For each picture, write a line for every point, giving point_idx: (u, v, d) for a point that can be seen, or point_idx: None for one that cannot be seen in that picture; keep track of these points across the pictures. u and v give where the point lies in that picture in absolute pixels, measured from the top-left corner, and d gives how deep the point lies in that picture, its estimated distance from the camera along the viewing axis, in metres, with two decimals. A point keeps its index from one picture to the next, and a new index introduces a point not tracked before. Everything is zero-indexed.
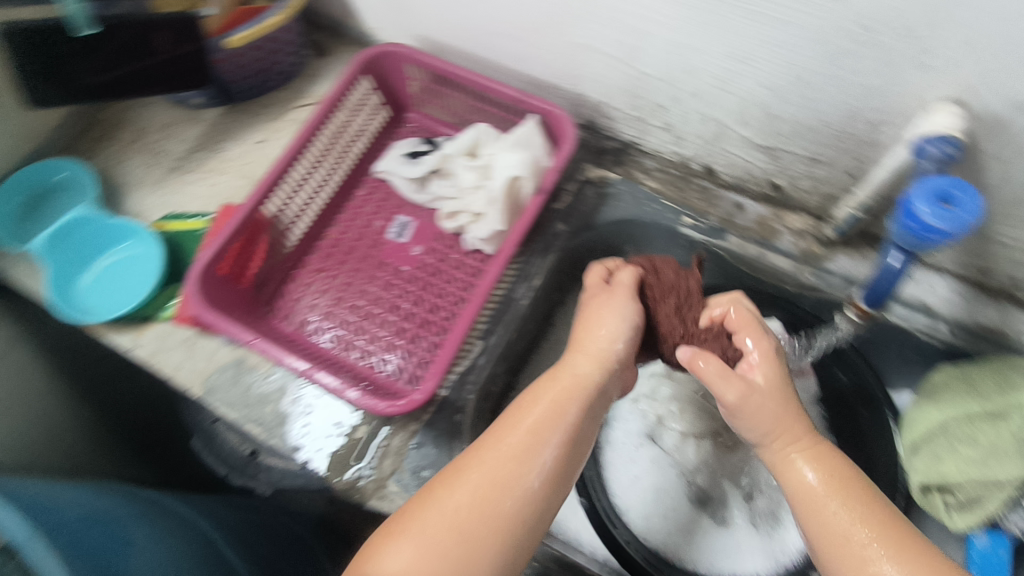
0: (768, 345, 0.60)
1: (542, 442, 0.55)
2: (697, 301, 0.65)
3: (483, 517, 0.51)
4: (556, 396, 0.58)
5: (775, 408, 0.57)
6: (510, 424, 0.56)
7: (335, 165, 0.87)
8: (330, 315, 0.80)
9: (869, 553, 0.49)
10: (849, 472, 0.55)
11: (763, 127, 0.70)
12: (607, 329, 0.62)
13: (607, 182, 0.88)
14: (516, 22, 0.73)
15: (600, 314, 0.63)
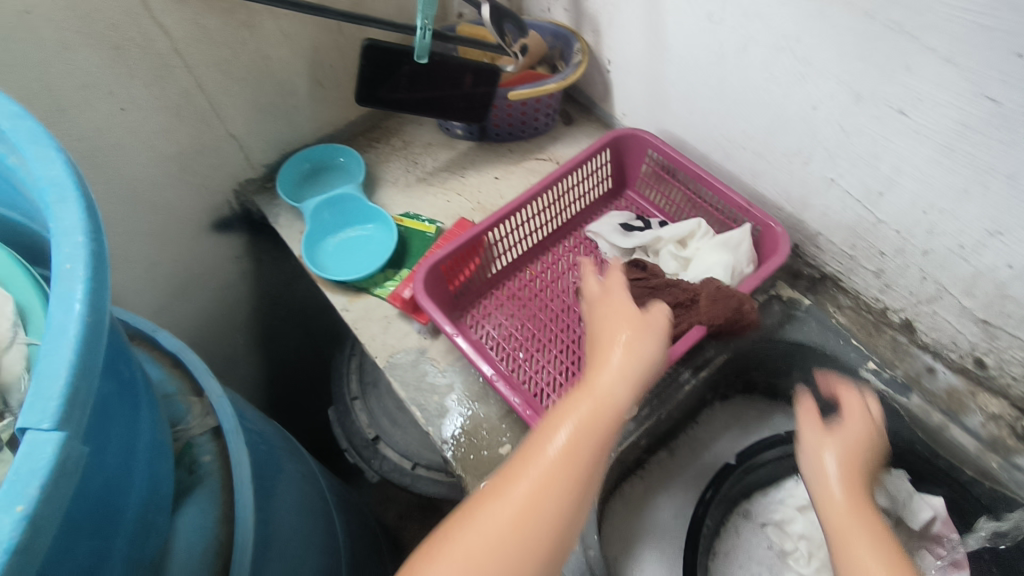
0: (850, 414, 0.69)
1: (574, 463, 0.52)
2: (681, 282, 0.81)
3: (517, 546, 0.48)
4: (585, 413, 0.55)
5: (844, 449, 0.65)
6: (543, 442, 0.54)
7: (555, 216, 0.98)
8: (511, 338, 0.87)
9: None
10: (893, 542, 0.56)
11: (988, 302, 0.71)
12: (645, 343, 0.62)
13: (798, 305, 0.90)
14: (782, 151, 0.83)
15: (635, 324, 0.64)
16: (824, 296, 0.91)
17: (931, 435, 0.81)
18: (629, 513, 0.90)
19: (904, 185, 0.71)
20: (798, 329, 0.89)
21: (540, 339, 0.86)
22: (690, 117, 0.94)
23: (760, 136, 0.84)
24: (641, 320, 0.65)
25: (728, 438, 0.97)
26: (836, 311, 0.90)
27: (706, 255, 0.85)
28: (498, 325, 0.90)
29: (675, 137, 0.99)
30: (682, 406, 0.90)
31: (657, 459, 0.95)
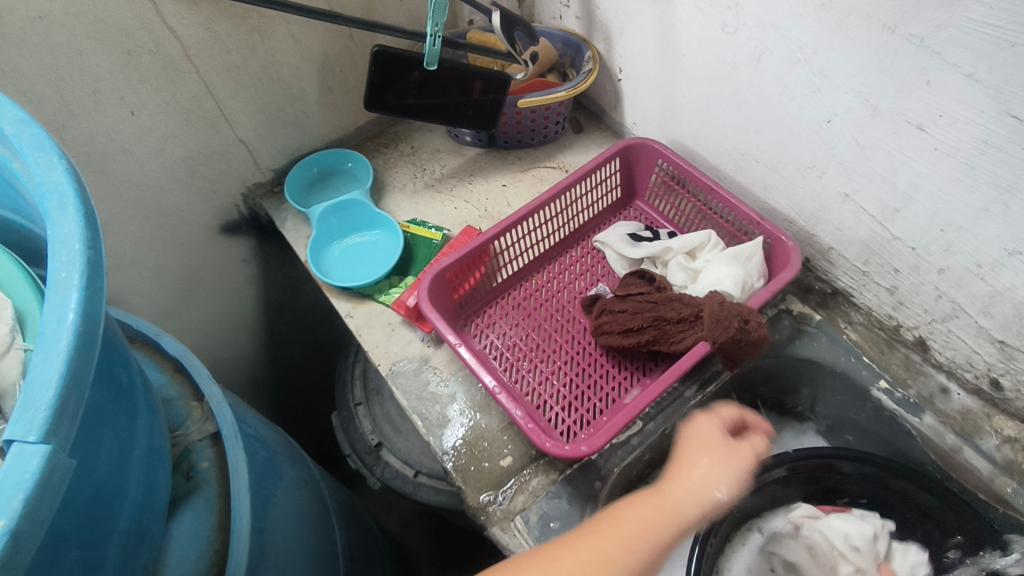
0: None
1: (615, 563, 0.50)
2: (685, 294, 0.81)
3: None
4: (641, 524, 0.53)
5: None
6: (596, 533, 0.52)
7: (562, 225, 0.97)
8: (515, 348, 0.86)
9: None
10: None
11: (1006, 323, 0.69)
12: (722, 468, 0.59)
13: (809, 320, 0.89)
14: (796, 164, 0.81)
15: (718, 444, 0.61)
16: (835, 311, 0.89)
17: (944, 457, 0.79)
18: None
19: (920, 201, 0.69)
20: (809, 344, 0.88)
21: (544, 350, 0.85)
22: (702, 127, 0.93)
23: (773, 148, 0.83)
24: (726, 447, 0.61)
25: None
26: (848, 327, 0.88)
27: (714, 269, 0.83)
28: (502, 336, 0.89)
29: (685, 147, 0.98)
30: None
31: None
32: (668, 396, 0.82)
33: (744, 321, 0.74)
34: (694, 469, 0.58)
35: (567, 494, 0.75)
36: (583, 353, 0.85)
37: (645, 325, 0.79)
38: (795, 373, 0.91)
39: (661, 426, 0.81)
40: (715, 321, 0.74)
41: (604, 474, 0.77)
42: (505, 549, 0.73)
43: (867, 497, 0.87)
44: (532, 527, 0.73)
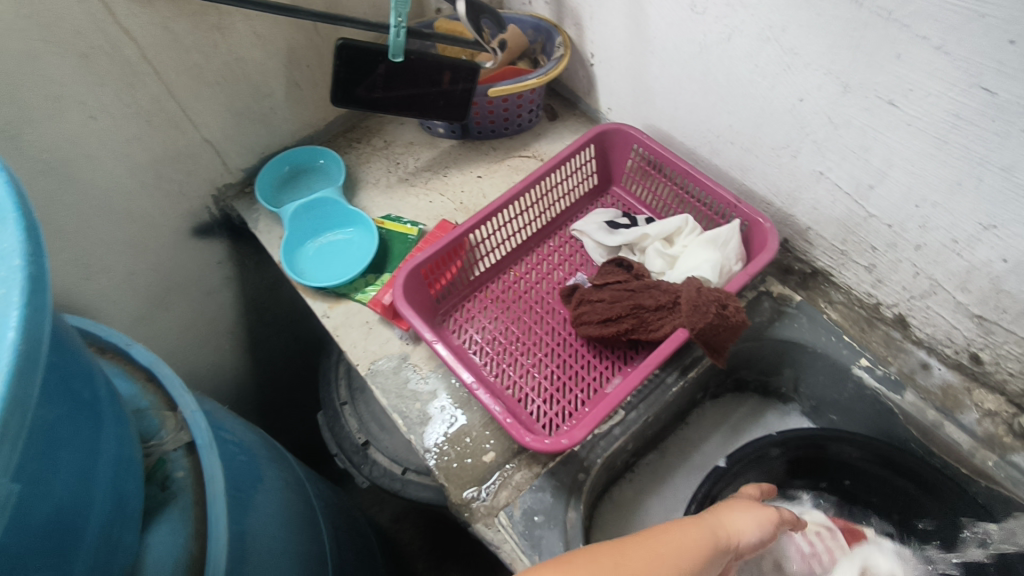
0: None
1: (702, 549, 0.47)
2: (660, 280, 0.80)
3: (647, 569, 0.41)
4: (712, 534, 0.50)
5: None
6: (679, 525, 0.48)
7: (538, 215, 0.95)
8: (494, 343, 0.85)
9: None
10: None
11: (984, 298, 0.69)
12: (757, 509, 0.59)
13: (789, 301, 0.89)
14: (771, 146, 0.80)
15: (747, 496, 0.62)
16: (815, 291, 0.88)
17: (926, 433, 0.79)
18: (619, 518, 0.88)
19: (896, 178, 0.69)
20: (789, 326, 0.87)
21: (523, 343, 0.84)
22: (677, 111, 0.91)
23: (748, 130, 0.82)
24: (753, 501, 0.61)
25: (719, 438, 0.96)
26: (828, 307, 0.88)
27: (690, 254, 0.82)
28: (480, 331, 0.88)
29: (661, 131, 0.97)
30: (673, 406, 0.88)
31: (648, 461, 0.93)
32: (649, 383, 0.81)
33: (720, 303, 0.73)
34: (739, 516, 0.56)
35: (550, 487, 0.75)
36: (564, 344, 0.84)
37: (624, 313, 0.78)
38: (777, 354, 0.91)
39: (643, 415, 0.80)
40: (692, 309, 0.73)
41: (587, 465, 0.77)
42: (490, 544, 0.73)
43: (850, 477, 0.88)
44: (516, 522, 0.73)
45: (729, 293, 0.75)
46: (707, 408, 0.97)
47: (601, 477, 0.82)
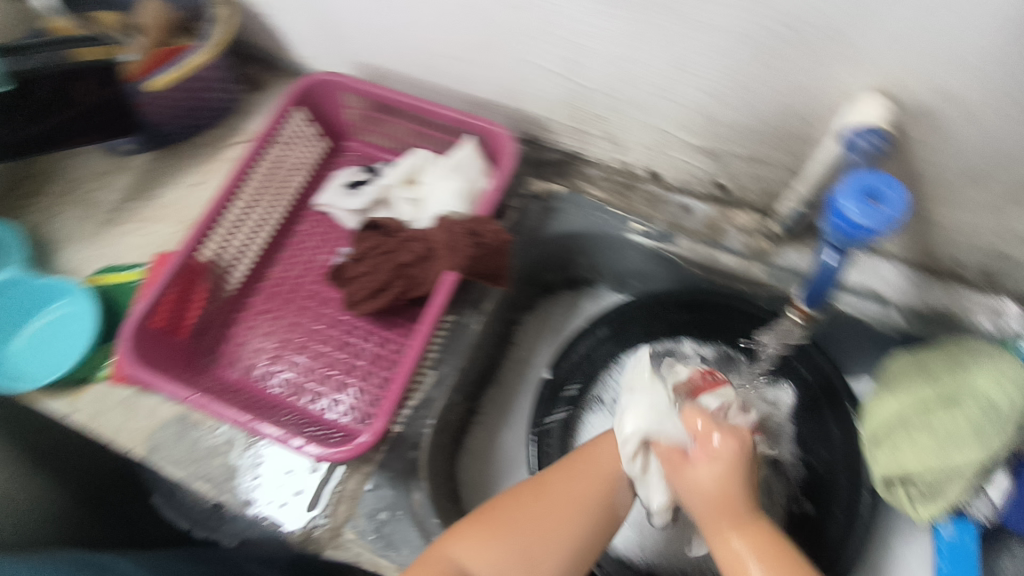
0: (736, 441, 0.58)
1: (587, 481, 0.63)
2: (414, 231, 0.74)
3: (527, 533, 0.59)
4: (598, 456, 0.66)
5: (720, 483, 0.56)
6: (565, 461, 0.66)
7: (273, 204, 0.84)
8: (275, 361, 0.77)
9: None
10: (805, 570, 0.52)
11: (704, 131, 0.71)
12: None
13: (554, 196, 0.85)
14: (470, 47, 0.75)
15: None
16: (574, 175, 0.86)
17: (706, 268, 0.82)
18: (478, 463, 0.89)
19: (587, 44, 0.66)
20: (561, 219, 0.85)
21: (306, 349, 0.78)
22: (372, 38, 0.82)
23: (445, 38, 0.75)
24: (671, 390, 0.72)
25: (547, 345, 0.96)
26: (590, 185, 0.85)
27: (435, 188, 0.76)
28: (257, 354, 0.78)
29: (370, 64, 0.87)
30: (488, 341, 0.85)
31: (489, 397, 0.92)
32: (449, 333, 0.78)
33: (475, 233, 0.69)
34: None
35: (387, 480, 0.72)
36: (347, 332, 0.78)
37: (390, 279, 0.72)
38: (565, 248, 0.89)
39: (455, 365, 0.78)
40: (450, 250, 0.69)
41: (416, 440, 0.74)
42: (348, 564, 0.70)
43: None
44: (364, 530, 0.69)
45: (483, 217, 0.71)
46: (527, 323, 0.96)
47: (440, 441, 0.79)
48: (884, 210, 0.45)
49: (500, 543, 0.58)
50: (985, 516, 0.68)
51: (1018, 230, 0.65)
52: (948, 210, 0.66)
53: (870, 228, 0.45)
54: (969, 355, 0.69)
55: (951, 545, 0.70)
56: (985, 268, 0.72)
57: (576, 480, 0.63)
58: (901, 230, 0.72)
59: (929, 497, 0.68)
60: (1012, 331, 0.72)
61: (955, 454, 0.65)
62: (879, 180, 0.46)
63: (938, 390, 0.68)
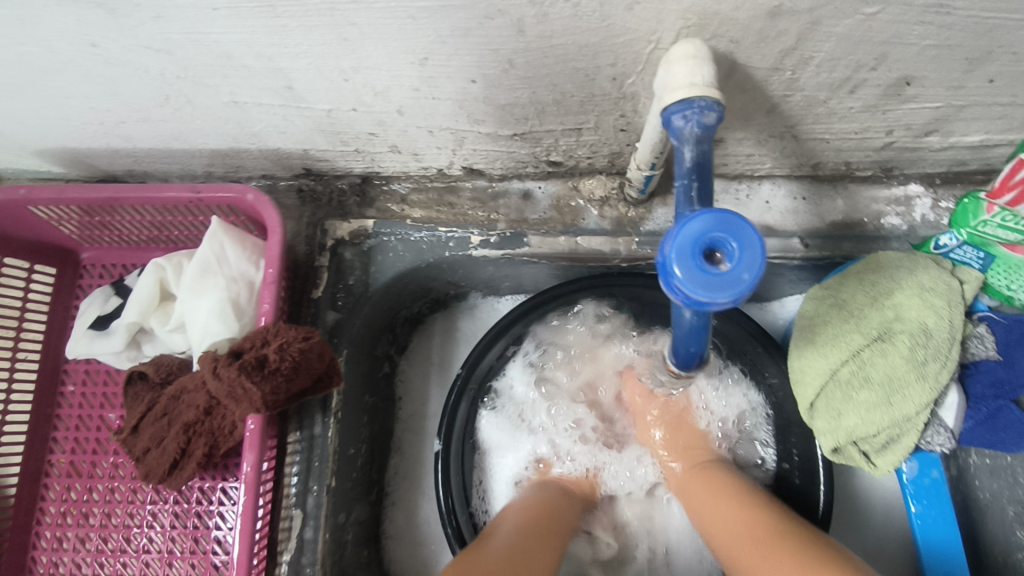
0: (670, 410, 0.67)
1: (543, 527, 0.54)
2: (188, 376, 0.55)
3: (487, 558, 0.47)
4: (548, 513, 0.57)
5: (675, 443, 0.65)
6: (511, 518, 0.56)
7: (12, 377, 0.63)
8: (101, 569, 0.61)
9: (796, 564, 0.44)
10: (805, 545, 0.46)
11: (501, 118, 0.53)
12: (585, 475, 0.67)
13: (364, 235, 0.66)
14: (152, 103, 0.53)
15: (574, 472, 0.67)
16: (380, 198, 0.68)
17: (575, 259, 0.66)
18: (411, 548, 0.75)
19: (291, 66, 0.46)
20: (383, 262, 0.66)
21: (135, 540, 0.61)
22: (29, 123, 0.58)
23: (114, 101, 0.53)
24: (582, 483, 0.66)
25: (438, 389, 0.80)
26: (405, 208, 0.67)
27: (192, 305, 0.56)
28: (76, 568, 0.62)
29: (56, 150, 0.63)
30: (360, 428, 0.69)
31: (394, 472, 0.77)
32: (301, 452, 0.62)
33: (263, 362, 0.52)
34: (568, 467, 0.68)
35: None
36: (177, 501, 0.62)
37: (185, 444, 0.55)
38: (406, 288, 0.70)
39: (322, 490, 0.62)
40: (233, 394, 0.51)
41: None
42: None
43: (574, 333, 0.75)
44: None
45: (266, 328, 0.53)
46: (407, 370, 0.80)
47: (345, 566, 0.65)
48: (738, 274, 0.29)
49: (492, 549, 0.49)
50: (944, 448, 0.58)
51: (905, 121, 0.51)
52: (823, 124, 0.52)
53: (726, 302, 0.29)
54: (882, 274, 0.58)
55: (915, 482, 0.60)
56: (881, 162, 0.59)
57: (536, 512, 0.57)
58: (775, 153, 0.57)
59: (887, 447, 0.58)
60: (920, 220, 0.62)
61: (901, 401, 0.56)
62: (718, 227, 0.29)
63: (866, 331, 0.56)
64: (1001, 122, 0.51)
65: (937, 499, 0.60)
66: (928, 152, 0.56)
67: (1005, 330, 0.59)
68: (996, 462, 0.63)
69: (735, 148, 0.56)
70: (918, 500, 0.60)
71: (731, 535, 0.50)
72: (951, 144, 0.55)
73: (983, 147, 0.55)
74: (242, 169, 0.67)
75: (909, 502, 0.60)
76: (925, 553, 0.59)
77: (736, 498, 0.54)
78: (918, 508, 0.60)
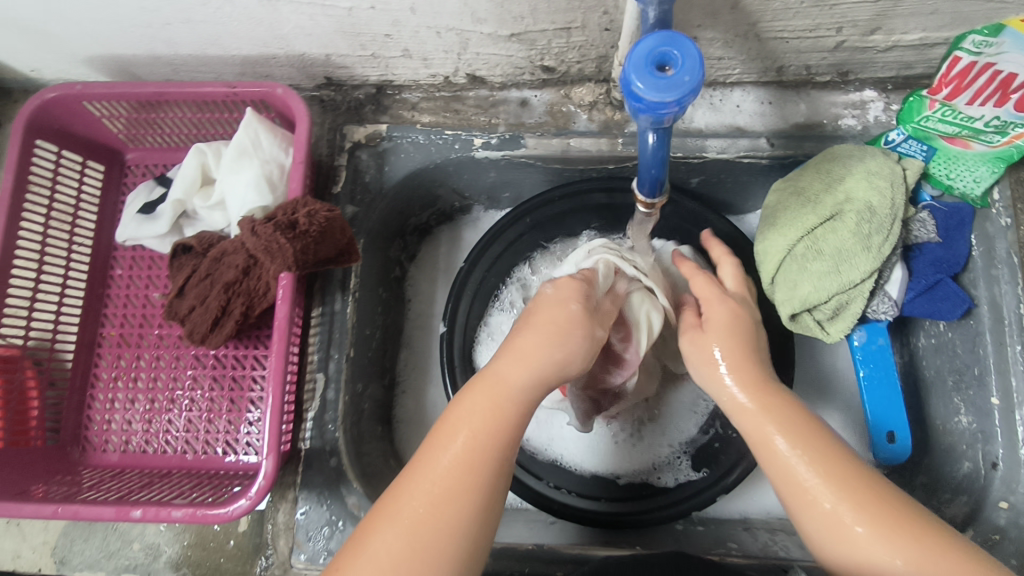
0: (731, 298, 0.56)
1: (481, 455, 0.45)
2: (224, 245, 0.63)
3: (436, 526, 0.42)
4: (489, 424, 0.46)
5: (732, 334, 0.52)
6: (445, 443, 0.45)
7: (69, 258, 0.72)
8: (150, 424, 0.70)
9: (834, 505, 0.42)
10: (860, 486, 0.43)
11: (500, 17, 0.61)
12: (556, 351, 0.49)
13: (379, 138, 0.74)
14: (197, 3, 0.61)
15: (546, 336, 0.49)
16: (393, 106, 0.76)
17: (566, 159, 0.73)
18: (418, 429, 0.83)
19: None
20: (395, 162, 0.74)
21: (179, 400, 0.70)
22: (85, 26, 0.66)
23: (163, 0, 0.61)
24: (554, 335, 0.50)
25: (444, 289, 0.88)
26: (415, 114, 0.75)
27: (230, 184, 0.65)
28: (126, 424, 0.70)
29: (105, 58, 0.71)
30: (374, 314, 0.77)
31: (403, 363, 0.85)
32: (321, 324, 0.70)
33: (294, 227, 0.60)
34: (535, 345, 0.49)
35: (315, 500, 0.66)
36: (215, 367, 0.70)
37: (225, 303, 0.63)
38: (416, 190, 0.78)
39: (342, 357, 0.70)
40: (269, 251, 0.60)
41: (332, 448, 0.68)
42: None
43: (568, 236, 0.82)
44: (315, 552, 0.65)
45: (295, 200, 0.61)
46: (415, 275, 0.87)
47: (362, 431, 0.73)
48: (681, 78, 0.37)
49: (421, 527, 0.42)
50: (887, 316, 0.66)
51: (850, 17, 0.59)
52: (780, 21, 0.60)
53: (673, 102, 0.37)
54: (837, 162, 0.66)
55: (863, 349, 0.68)
56: (837, 64, 0.67)
57: (471, 423, 0.46)
58: (742, 55, 0.65)
59: (838, 315, 0.66)
60: (874, 120, 0.70)
61: (848, 271, 0.63)
62: (665, 43, 0.37)
63: (820, 212, 0.64)
64: (933, 18, 0.59)
65: (882, 363, 0.68)
66: (876, 53, 0.64)
67: (945, 217, 0.67)
68: (939, 339, 0.70)
69: (706, 49, 0.64)
70: (865, 364, 0.68)
71: (772, 451, 0.46)
72: (894, 43, 0.63)
73: (923, 47, 0.63)
74: (270, 79, 0.75)
75: (858, 367, 0.68)
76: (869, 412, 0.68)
77: (776, 398, 0.48)
78: (866, 371, 0.69)
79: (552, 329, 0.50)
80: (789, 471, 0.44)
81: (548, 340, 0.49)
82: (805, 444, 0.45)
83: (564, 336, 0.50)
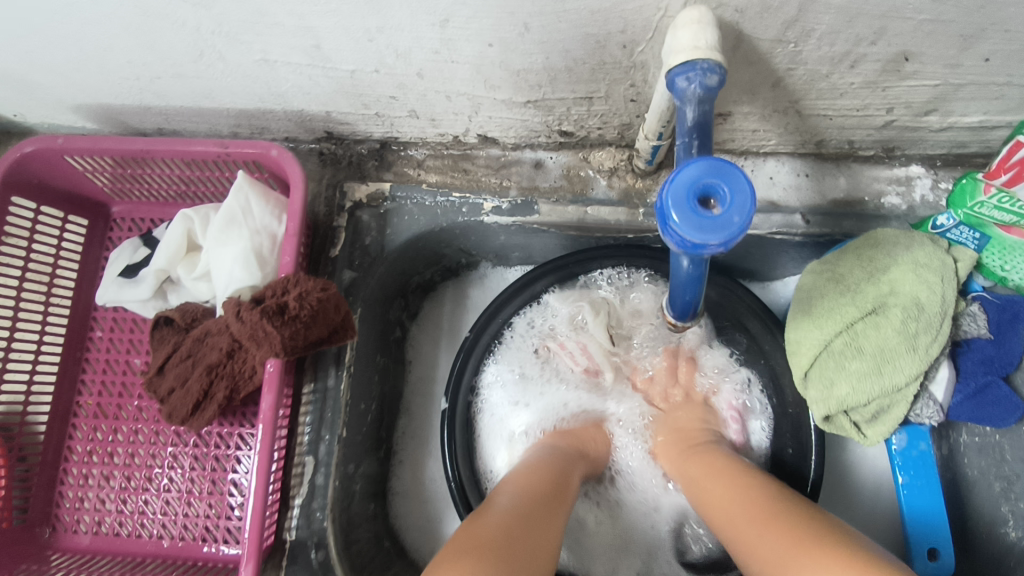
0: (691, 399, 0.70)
1: (539, 490, 0.52)
2: (211, 324, 0.59)
3: (490, 525, 0.45)
4: (549, 479, 0.55)
5: (680, 429, 0.67)
6: (510, 486, 0.53)
7: (46, 321, 0.67)
8: (124, 504, 0.65)
9: (781, 553, 0.41)
10: (808, 530, 0.42)
11: (516, 85, 0.56)
12: (593, 440, 0.68)
13: (382, 198, 0.69)
14: (187, 59, 0.56)
15: (582, 434, 0.68)
16: (398, 163, 0.70)
17: (582, 228, 0.68)
18: (414, 502, 0.78)
19: (319, 25, 0.49)
20: (398, 225, 0.68)
21: (156, 479, 0.65)
22: (67, 77, 0.61)
23: (150, 56, 0.56)
24: (583, 432, 0.69)
25: (446, 352, 0.83)
26: (421, 173, 0.70)
27: (218, 254, 0.60)
28: (101, 503, 0.65)
29: (90, 106, 0.66)
30: (370, 384, 0.72)
31: (402, 431, 0.80)
32: (314, 402, 0.65)
33: (283, 308, 0.55)
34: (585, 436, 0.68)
35: None
36: (197, 444, 0.65)
37: (207, 386, 0.58)
38: (419, 252, 0.72)
39: (334, 438, 0.65)
40: (255, 338, 0.55)
41: (319, 539, 0.62)
42: None
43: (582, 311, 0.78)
44: None
45: (286, 277, 0.56)
46: (417, 335, 0.82)
47: (354, 514, 0.68)
48: (729, 217, 0.32)
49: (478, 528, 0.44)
50: (932, 421, 0.61)
51: (905, 99, 0.53)
52: (826, 100, 0.54)
53: (716, 244, 0.32)
54: (880, 250, 0.60)
55: (903, 454, 0.63)
56: (883, 141, 0.61)
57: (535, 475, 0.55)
58: (779, 129, 0.59)
59: (877, 417, 0.60)
60: (920, 200, 0.64)
61: (891, 372, 0.58)
62: (711, 174, 0.32)
63: (861, 305, 0.58)
64: (998, 102, 0.53)
65: (924, 470, 0.63)
66: (929, 133, 0.59)
67: (997, 310, 0.61)
68: (985, 440, 0.64)
69: (740, 123, 0.58)
70: (905, 471, 0.63)
71: (730, 513, 0.49)
72: (951, 124, 0.57)
73: (982, 128, 0.57)
74: (266, 131, 0.70)
75: (898, 474, 0.63)
76: (907, 521, 0.62)
77: (739, 476, 0.53)
78: (906, 478, 0.63)
79: (580, 428, 0.69)
80: (746, 529, 0.46)
81: (578, 433, 0.68)
82: (758, 502, 0.48)
83: (592, 438, 0.68)
